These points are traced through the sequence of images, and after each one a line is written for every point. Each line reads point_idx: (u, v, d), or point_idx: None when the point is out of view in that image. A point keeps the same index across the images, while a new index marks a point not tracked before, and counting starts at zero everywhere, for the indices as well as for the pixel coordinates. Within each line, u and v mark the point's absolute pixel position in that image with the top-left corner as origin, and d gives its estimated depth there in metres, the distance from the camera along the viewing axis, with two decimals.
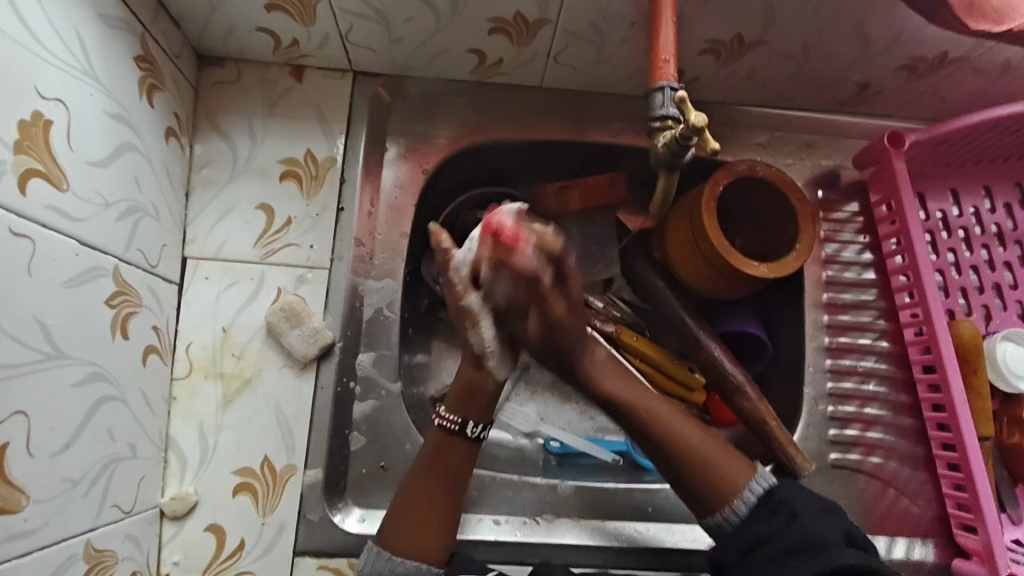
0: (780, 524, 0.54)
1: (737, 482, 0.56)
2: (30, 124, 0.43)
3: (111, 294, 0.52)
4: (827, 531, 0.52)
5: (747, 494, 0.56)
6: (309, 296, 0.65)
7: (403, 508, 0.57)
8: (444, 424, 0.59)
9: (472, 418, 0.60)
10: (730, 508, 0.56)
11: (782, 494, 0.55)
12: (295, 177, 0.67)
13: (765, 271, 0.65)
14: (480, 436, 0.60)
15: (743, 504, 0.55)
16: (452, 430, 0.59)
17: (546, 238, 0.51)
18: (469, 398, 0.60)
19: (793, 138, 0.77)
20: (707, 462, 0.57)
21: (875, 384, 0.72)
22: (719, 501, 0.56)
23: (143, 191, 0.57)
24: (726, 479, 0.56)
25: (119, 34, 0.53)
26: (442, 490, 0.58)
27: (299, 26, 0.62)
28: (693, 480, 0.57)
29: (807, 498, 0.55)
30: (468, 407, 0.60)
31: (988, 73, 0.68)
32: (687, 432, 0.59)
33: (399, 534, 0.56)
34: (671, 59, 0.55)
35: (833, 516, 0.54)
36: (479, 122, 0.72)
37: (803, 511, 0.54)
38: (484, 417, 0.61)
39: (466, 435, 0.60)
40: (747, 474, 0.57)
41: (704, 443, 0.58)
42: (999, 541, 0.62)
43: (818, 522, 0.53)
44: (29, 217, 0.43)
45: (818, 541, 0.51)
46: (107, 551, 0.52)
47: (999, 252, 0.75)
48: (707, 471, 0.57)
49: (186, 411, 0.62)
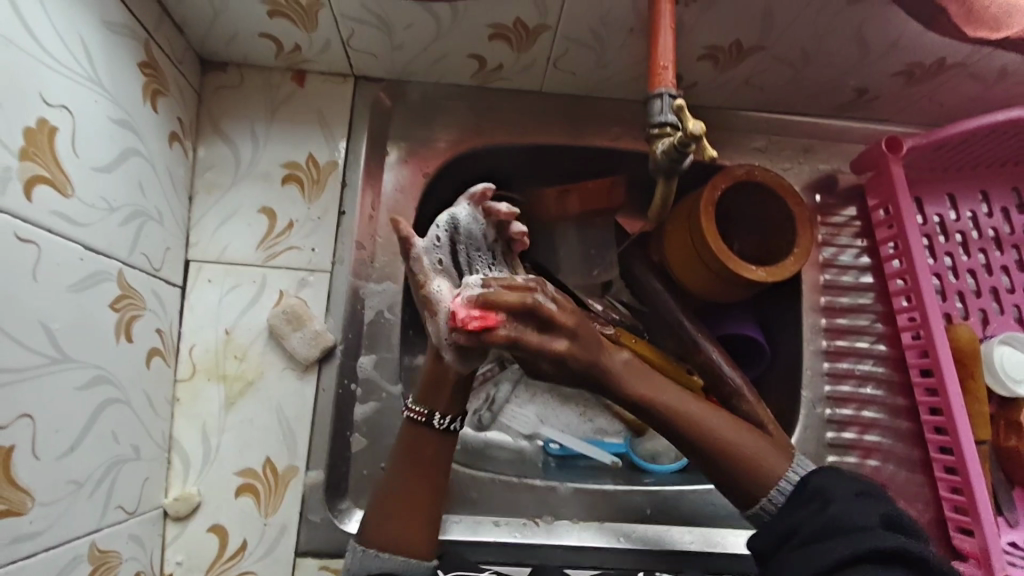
0: (812, 510, 0.51)
1: (776, 470, 0.55)
2: (35, 131, 0.44)
3: (116, 297, 0.53)
4: (858, 516, 0.49)
5: (785, 484, 0.54)
6: (310, 298, 0.66)
7: (391, 507, 0.57)
8: (414, 415, 0.59)
9: (439, 410, 0.58)
10: (769, 497, 0.54)
11: (814, 481, 0.53)
12: (297, 181, 0.67)
13: (764, 275, 0.65)
14: (450, 428, 0.59)
15: (782, 494, 0.54)
16: (421, 421, 0.58)
17: (513, 295, 0.44)
18: (438, 389, 0.58)
19: (792, 142, 0.77)
20: (741, 452, 0.55)
21: (873, 387, 0.73)
22: (758, 491, 0.54)
23: (146, 196, 0.57)
24: (763, 467, 0.55)
25: (123, 41, 0.54)
26: (433, 490, 0.58)
27: (301, 32, 0.63)
28: (728, 472, 0.55)
29: (845, 484, 0.53)
30: (437, 398, 0.58)
31: (985, 79, 0.68)
32: (719, 421, 0.56)
33: (390, 533, 0.56)
34: (669, 65, 0.56)
35: (871, 501, 0.51)
36: (480, 126, 0.73)
37: (837, 497, 0.51)
38: (455, 409, 0.59)
39: (433, 426, 0.58)
40: (782, 462, 0.55)
41: (736, 432, 0.56)
42: (995, 545, 0.62)
43: (850, 508, 0.50)
44: (35, 223, 0.44)
45: (850, 526, 0.49)
46: (112, 551, 0.53)
47: (997, 256, 0.75)
48: (743, 460, 0.55)
49: (189, 412, 0.62)
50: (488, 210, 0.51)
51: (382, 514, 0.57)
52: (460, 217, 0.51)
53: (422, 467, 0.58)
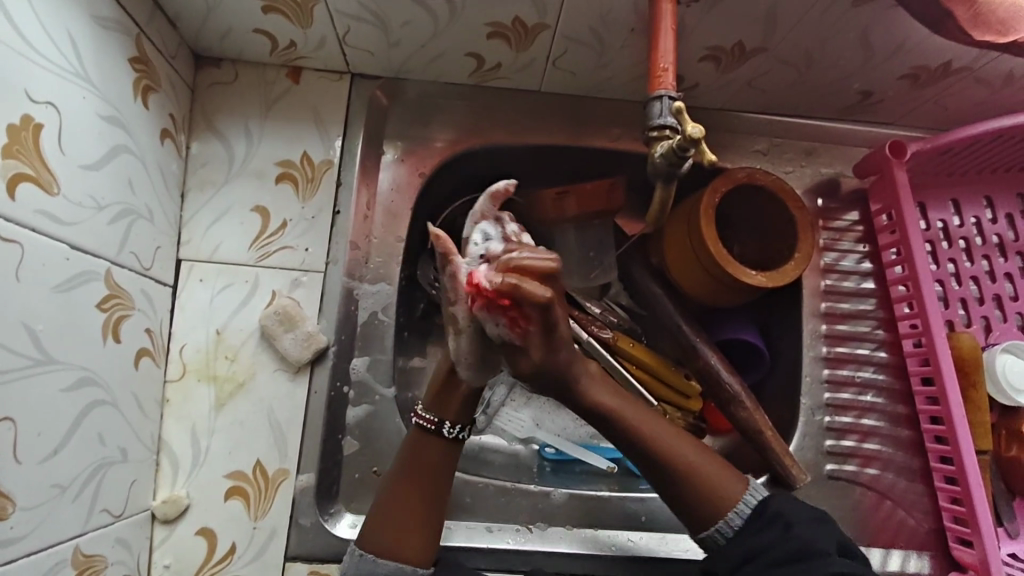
0: (775, 535, 0.51)
1: (731, 495, 0.54)
2: (19, 128, 0.43)
3: (104, 297, 0.52)
4: (818, 538, 0.51)
5: (742, 506, 0.54)
6: (303, 299, 0.65)
7: (388, 514, 0.56)
8: (421, 423, 0.59)
9: (448, 418, 0.59)
10: (724, 521, 0.54)
11: (774, 505, 0.53)
12: (291, 179, 0.66)
13: (763, 280, 0.64)
14: (459, 437, 0.59)
15: (738, 517, 0.54)
16: (430, 429, 0.59)
17: (538, 266, 0.46)
18: (444, 399, 0.59)
19: (794, 145, 0.76)
20: (699, 473, 0.55)
21: (873, 395, 0.72)
22: (712, 514, 0.54)
23: (136, 194, 0.56)
24: (719, 489, 0.54)
25: (112, 35, 0.53)
26: (429, 494, 0.57)
27: (296, 29, 0.62)
28: (684, 492, 0.55)
29: (802, 509, 0.54)
30: (443, 408, 0.59)
31: (991, 84, 0.67)
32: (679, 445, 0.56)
33: (387, 539, 0.55)
34: (670, 67, 0.55)
35: (826, 527, 0.53)
36: (477, 126, 0.72)
37: (796, 522, 0.52)
38: (462, 417, 0.60)
39: (443, 434, 0.59)
40: (739, 486, 0.55)
41: (696, 453, 0.56)
42: (995, 555, 0.61)
43: (812, 533, 0.51)
44: (18, 222, 0.43)
45: (816, 551, 0.50)
46: (97, 555, 0.52)
47: (1000, 262, 0.74)
48: (699, 485, 0.55)
49: (179, 413, 0.61)
50: (501, 221, 0.53)
51: (376, 521, 0.56)
52: (491, 236, 0.52)
53: (414, 470, 0.58)
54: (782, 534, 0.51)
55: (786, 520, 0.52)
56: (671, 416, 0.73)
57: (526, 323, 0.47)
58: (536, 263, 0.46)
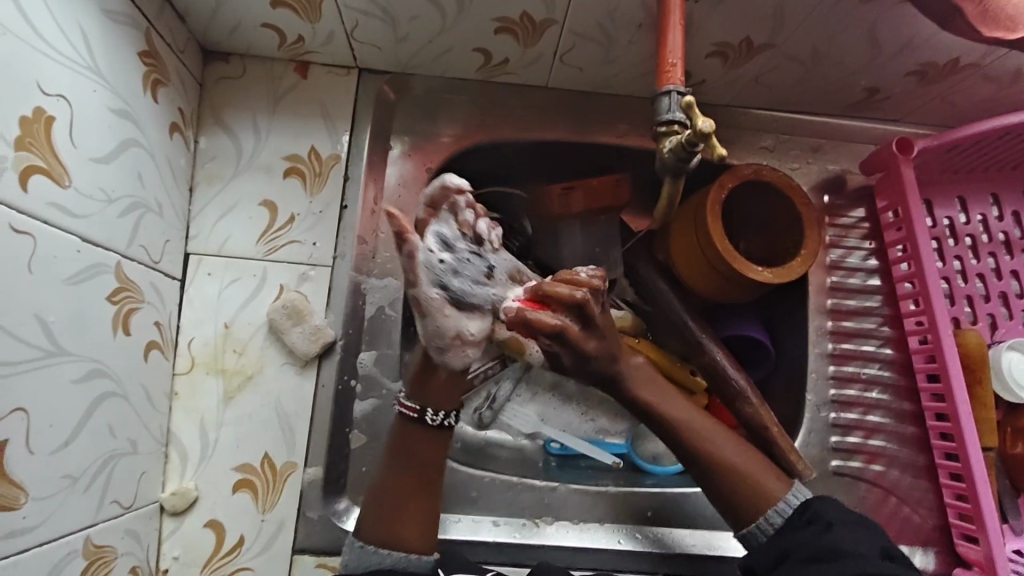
0: (812, 532, 0.51)
1: (772, 494, 0.55)
2: (31, 120, 0.43)
3: (113, 290, 0.52)
4: (859, 539, 0.49)
5: (783, 506, 0.54)
6: (310, 293, 0.65)
7: (390, 508, 0.56)
8: (405, 412, 0.58)
9: (433, 406, 0.57)
10: (765, 518, 0.54)
11: (818, 505, 0.53)
12: (299, 174, 0.67)
13: (770, 277, 0.64)
14: (446, 424, 0.58)
15: (779, 515, 0.54)
16: (412, 417, 0.57)
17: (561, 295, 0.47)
18: (424, 385, 0.56)
19: (800, 142, 0.76)
20: (742, 471, 0.56)
21: (879, 391, 0.72)
22: (754, 511, 0.55)
23: (146, 187, 0.57)
24: (763, 488, 0.55)
25: (122, 29, 0.53)
26: (428, 488, 0.58)
27: (305, 23, 0.62)
28: (727, 489, 0.56)
29: (842, 511, 0.53)
30: (426, 395, 0.57)
31: (1000, 80, 0.67)
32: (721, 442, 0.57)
33: (390, 529, 0.56)
34: (678, 62, 0.55)
35: (868, 531, 0.51)
36: (484, 122, 0.72)
37: (836, 521, 0.51)
38: (451, 403, 0.58)
39: (426, 422, 0.57)
40: (781, 485, 0.56)
41: (737, 451, 0.57)
42: (1000, 552, 0.62)
43: (851, 534, 0.50)
44: (30, 214, 0.43)
45: (847, 550, 0.49)
46: (107, 546, 0.52)
47: (1006, 260, 0.74)
48: (741, 481, 0.55)
49: (187, 406, 0.62)
50: (456, 211, 0.49)
51: (377, 511, 0.56)
52: (446, 235, 0.49)
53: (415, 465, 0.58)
54: (819, 533, 0.51)
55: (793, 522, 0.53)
56: None
57: (551, 344, 0.49)
58: (566, 294, 0.47)
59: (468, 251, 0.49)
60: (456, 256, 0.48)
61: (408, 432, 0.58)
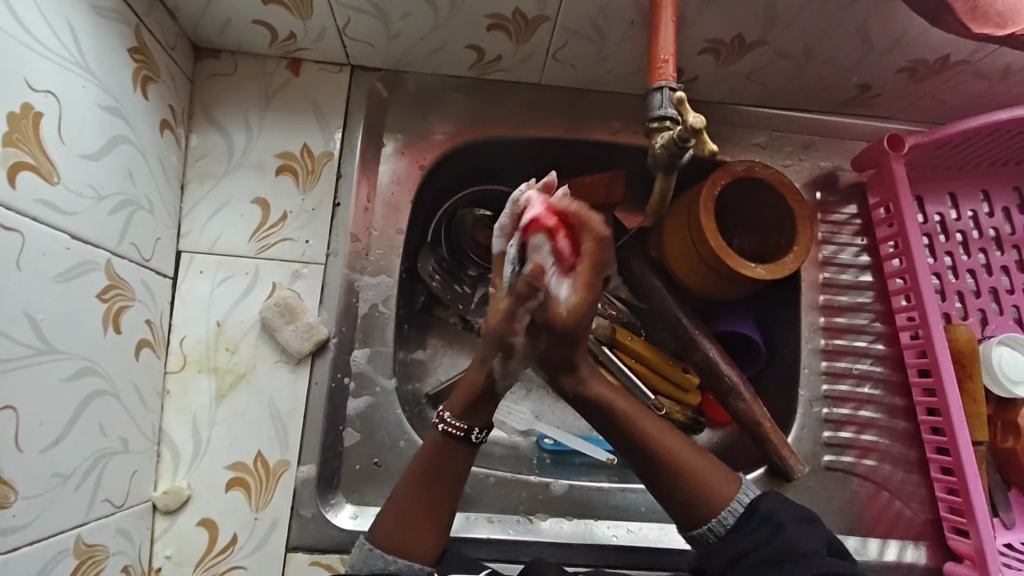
0: (764, 534, 0.51)
1: (724, 495, 0.55)
2: (19, 117, 0.43)
3: (104, 288, 0.52)
4: (809, 538, 0.50)
5: (735, 505, 0.55)
6: (303, 291, 0.65)
7: (406, 515, 0.56)
8: (452, 431, 0.59)
9: (478, 425, 0.59)
10: (717, 518, 0.54)
11: (764, 505, 0.54)
12: (291, 171, 0.66)
13: (763, 273, 0.65)
14: (481, 441, 0.60)
15: (732, 515, 0.54)
16: (458, 436, 0.59)
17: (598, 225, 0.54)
18: (478, 408, 0.59)
19: (792, 139, 0.77)
20: (697, 474, 0.56)
21: (871, 387, 0.72)
22: (706, 512, 0.55)
23: (136, 184, 0.56)
24: (713, 487, 0.56)
25: (112, 25, 0.52)
26: (442, 498, 0.58)
27: (296, 20, 0.62)
28: (681, 492, 0.56)
29: (791, 507, 0.53)
30: (474, 415, 0.59)
31: (990, 77, 0.67)
32: (672, 441, 0.58)
33: (400, 536, 0.55)
34: (670, 59, 0.55)
35: (815, 525, 0.52)
36: (478, 119, 0.72)
37: (787, 521, 0.52)
38: (489, 422, 0.60)
39: (470, 441, 0.59)
40: (733, 486, 0.56)
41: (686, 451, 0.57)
42: (991, 546, 0.62)
43: (801, 532, 0.51)
44: (19, 211, 0.43)
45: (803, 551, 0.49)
46: (98, 545, 0.52)
47: (997, 256, 0.74)
48: (692, 482, 0.56)
49: (179, 405, 0.61)
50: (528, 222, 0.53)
51: (388, 518, 0.56)
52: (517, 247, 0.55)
53: (427, 476, 0.58)
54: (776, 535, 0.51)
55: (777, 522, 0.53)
56: (669, 410, 0.74)
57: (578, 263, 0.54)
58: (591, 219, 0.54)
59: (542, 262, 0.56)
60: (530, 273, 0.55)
61: (446, 446, 0.59)
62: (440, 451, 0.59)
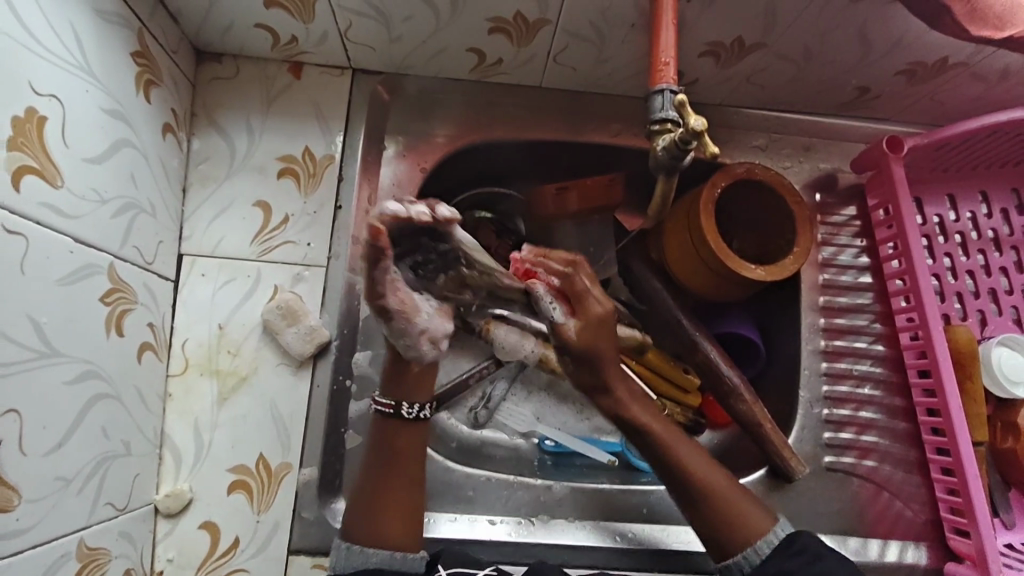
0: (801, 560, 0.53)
1: (759, 528, 0.56)
2: (23, 121, 0.43)
3: (106, 291, 0.52)
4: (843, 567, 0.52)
5: (771, 537, 0.56)
6: (305, 294, 0.65)
7: (376, 508, 0.57)
8: (381, 409, 0.58)
9: (407, 400, 0.58)
10: (752, 548, 0.55)
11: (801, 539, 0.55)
12: (293, 174, 0.66)
13: (763, 275, 0.65)
14: (421, 416, 0.58)
15: (767, 546, 0.55)
16: (389, 413, 0.58)
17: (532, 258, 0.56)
18: (401, 382, 0.58)
19: (792, 141, 0.77)
20: (732, 504, 0.57)
21: (871, 388, 0.72)
22: (740, 543, 0.56)
23: (138, 187, 0.56)
24: (748, 521, 0.56)
25: (115, 29, 0.53)
26: (406, 486, 0.58)
27: (298, 24, 0.62)
28: (716, 522, 0.57)
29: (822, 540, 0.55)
30: (401, 389, 0.58)
31: (988, 79, 0.68)
32: (706, 469, 0.59)
33: (377, 530, 0.56)
34: (671, 61, 0.56)
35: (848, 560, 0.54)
36: (478, 122, 0.72)
37: (822, 551, 0.54)
38: (427, 398, 0.59)
39: (404, 417, 0.58)
40: (768, 519, 0.57)
41: (722, 480, 0.58)
42: (991, 546, 0.62)
43: (837, 561, 0.53)
44: (23, 215, 0.43)
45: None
46: (100, 549, 0.52)
47: (995, 257, 0.75)
48: (727, 512, 0.57)
49: (181, 407, 0.61)
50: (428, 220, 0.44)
51: (363, 517, 0.56)
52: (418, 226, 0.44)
53: (386, 469, 0.58)
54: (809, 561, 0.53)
55: (802, 548, 0.54)
56: (670, 411, 0.76)
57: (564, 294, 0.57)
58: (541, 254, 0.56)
59: (433, 253, 0.47)
60: (424, 271, 0.48)
61: (410, 432, 0.59)
62: (407, 443, 0.58)
